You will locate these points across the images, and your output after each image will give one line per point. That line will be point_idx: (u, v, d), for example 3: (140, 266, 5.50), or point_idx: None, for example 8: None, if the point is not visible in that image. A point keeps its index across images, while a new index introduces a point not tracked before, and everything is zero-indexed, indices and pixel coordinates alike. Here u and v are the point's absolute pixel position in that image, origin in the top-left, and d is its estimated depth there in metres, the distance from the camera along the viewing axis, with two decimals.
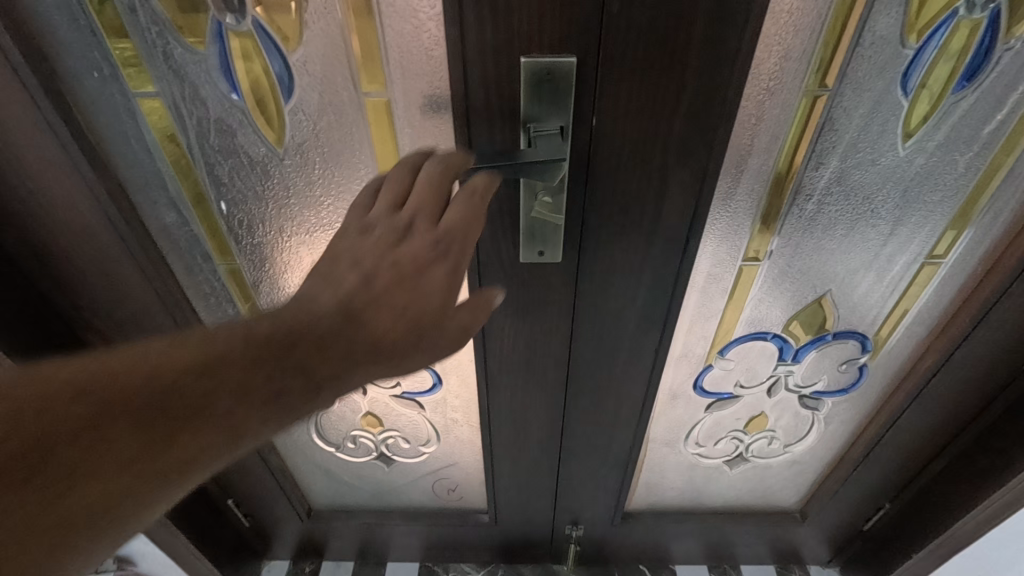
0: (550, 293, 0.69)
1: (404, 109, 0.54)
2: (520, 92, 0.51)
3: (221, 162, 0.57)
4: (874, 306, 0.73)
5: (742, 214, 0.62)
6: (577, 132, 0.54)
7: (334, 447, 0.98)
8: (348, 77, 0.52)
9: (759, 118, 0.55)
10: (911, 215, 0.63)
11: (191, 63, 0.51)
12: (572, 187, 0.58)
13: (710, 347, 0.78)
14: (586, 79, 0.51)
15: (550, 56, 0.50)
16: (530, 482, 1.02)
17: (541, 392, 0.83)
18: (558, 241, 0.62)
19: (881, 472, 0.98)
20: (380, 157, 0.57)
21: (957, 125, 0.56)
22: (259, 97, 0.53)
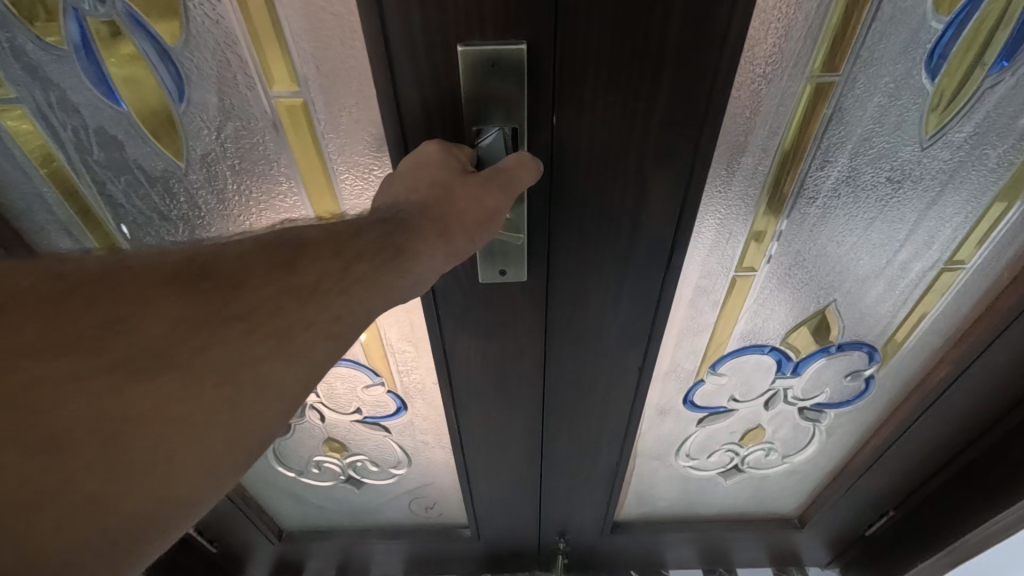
0: (516, 315, 0.61)
1: (326, 111, 0.47)
2: (461, 87, 0.43)
3: (112, 178, 0.54)
4: (884, 315, 0.65)
5: (734, 220, 0.54)
6: (535, 135, 0.45)
7: (296, 472, 0.95)
8: (252, 74, 0.45)
9: (753, 111, 0.45)
10: (931, 217, 0.54)
11: (53, 64, 0.46)
12: (534, 198, 0.50)
13: (701, 362, 0.70)
14: (541, 68, 0.42)
15: (494, 43, 0.41)
16: (512, 500, 0.95)
17: (515, 414, 0.76)
18: (521, 258, 0.54)
19: (886, 481, 0.92)
20: (303, 164, 0.51)
21: (991, 113, 0.46)
22: (143, 101, 0.47)
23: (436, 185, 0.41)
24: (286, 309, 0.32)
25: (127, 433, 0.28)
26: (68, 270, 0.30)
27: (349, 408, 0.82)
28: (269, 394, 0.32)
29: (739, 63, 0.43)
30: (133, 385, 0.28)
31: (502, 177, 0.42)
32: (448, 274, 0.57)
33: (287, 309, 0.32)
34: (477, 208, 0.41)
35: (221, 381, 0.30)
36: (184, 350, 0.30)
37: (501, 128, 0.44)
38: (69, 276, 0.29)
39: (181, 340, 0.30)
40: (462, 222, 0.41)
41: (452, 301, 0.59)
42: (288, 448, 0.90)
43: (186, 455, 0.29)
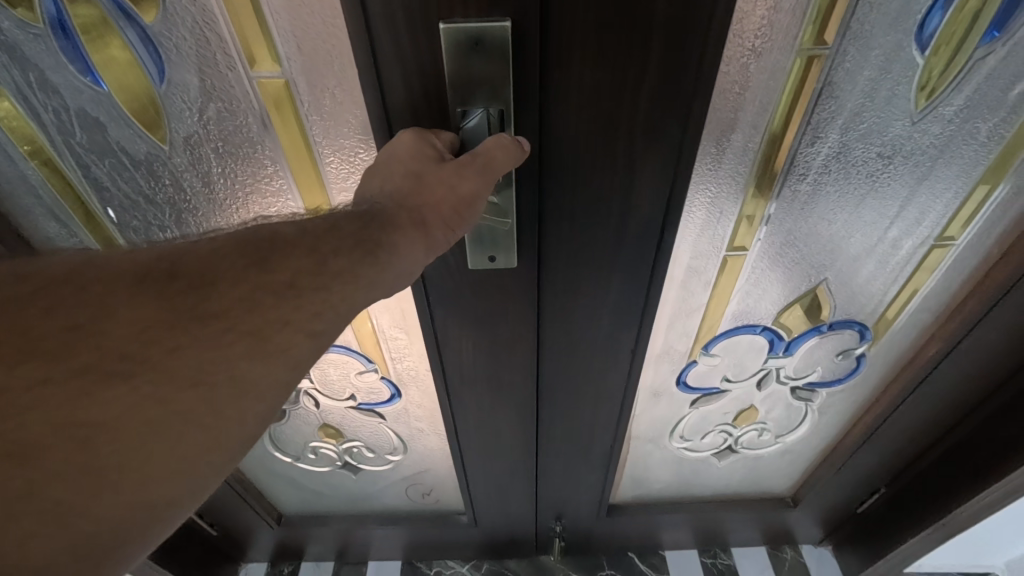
0: (507, 300, 0.61)
1: (309, 92, 0.46)
2: (445, 66, 0.42)
3: (95, 161, 0.53)
4: (876, 293, 0.65)
5: (725, 198, 0.53)
6: (521, 116, 0.45)
7: (293, 457, 0.96)
8: (231, 52, 0.44)
9: (744, 86, 0.45)
10: (924, 191, 0.54)
11: (32, 42, 0.45)
12: (523, 182, 0.49)
13: (693, 343, 0.70)
14: (526, 46, 0.41)
15: (479, 20, 0.40)
16: (508, 487, 0.96)
17: (509, 400, 0.76)
18: (509, 242, 0.53)
19: (877, 459, 0.93)
20: (287, 146, 0.50)
21: (982, 85, 0.46)
22: (122, 81, 0.46)
23: (409, 175, 0.41)
24: (262, 306, 0.32)
25: (102, 437, 0.28)
26: (45, 270, 0.30)
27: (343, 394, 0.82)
28: (251, 394, 0.32)
29: (728, 37, 0.42)
30: (102, 390, 0.28)
31: (479, 158, 0.41)
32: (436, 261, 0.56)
33: (264, 306, 0.32)
34: (453, 194, 0.40)
35: (196, 381, 0.30)
36: (157, 351, 0.30)
37: (487, 109, 0.44)
38: (35, 279, 0.30)
39: (155, 342, 0.30)
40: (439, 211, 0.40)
41: (441, 286, 0.59)
42: (282, 433, 0.91)
43: (165, 460, 0.30)
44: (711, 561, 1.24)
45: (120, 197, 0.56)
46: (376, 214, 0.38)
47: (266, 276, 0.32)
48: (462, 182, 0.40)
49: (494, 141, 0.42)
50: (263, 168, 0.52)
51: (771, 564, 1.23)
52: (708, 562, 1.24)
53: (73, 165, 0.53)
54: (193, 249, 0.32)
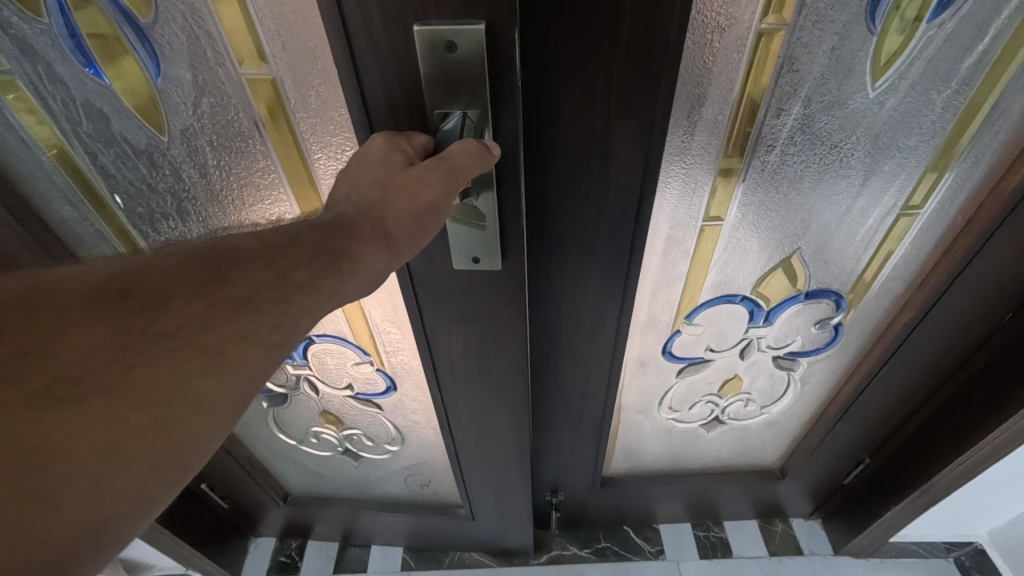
0: (494, 303, 0.63)
1: (296, 90, 0.50)
2: (421, 68, 0.44)
3: (102, 150, 0.57)
4: (849, 261, 0.68)
5: (699, 169, 0.57)
6: (499, 115, 0.46)
7: (297, 440, 1.01)
8: (221, 50, 0.48)
9: (711, 61, 0.48)
10: (886, 162, 0.57)
11: (41, 37, 0.49)
12: (504, 186, 0.51)
13: (676, 313, 0.74)
14: (500, 46, 0.43)
15: (454, 23, 0.41)
16: (501, 488, 0.99)
17: (498, 402, 0.79)
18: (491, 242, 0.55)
19: (859, 429, 0.97)
20: (276, 141, 0.54)
21: (934, 59, 0.49)
22: (123, 75, 0.51)
23: (375, 183, 0.41)
24: (216, 323, 0.33)
25: (52, 460, 0.29)
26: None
27: (341, 385, 0.87)
28: (206, 409, 0.34)
29: (691, 17, 0.46)
30: (57, 412, 0.30)
31: (441, 166, 0.41)
32: (422, 258, 0.59)
33: (223, 317, 0.34)
34: (415, 203, 0.41)
35: (151, 399, 0.32)
36: (110, 373, 0.31)
37: (465, 112, 0.45)
38: None
39: (105, 363, 0.31)
40: (401, 223, 0.41)
41: (430, 285, 0.62)
42: (286, 420, 0.96)
43: (120, 477, 0.32)
44: (704, 534, 1.28)
45: (125, 186, 0.61)
46: (340, 227, 0.39)
47: (224, 289, 0.34)
48: (423, 193, 0.41)
49: (457, 149, 0.42)
50: (254, 161, 0.56)
51: (762, 536, 1.27)
52: (701, 535, 1.28)
53: (80, 156, 0.58)
54: (146, 266, 0.33)
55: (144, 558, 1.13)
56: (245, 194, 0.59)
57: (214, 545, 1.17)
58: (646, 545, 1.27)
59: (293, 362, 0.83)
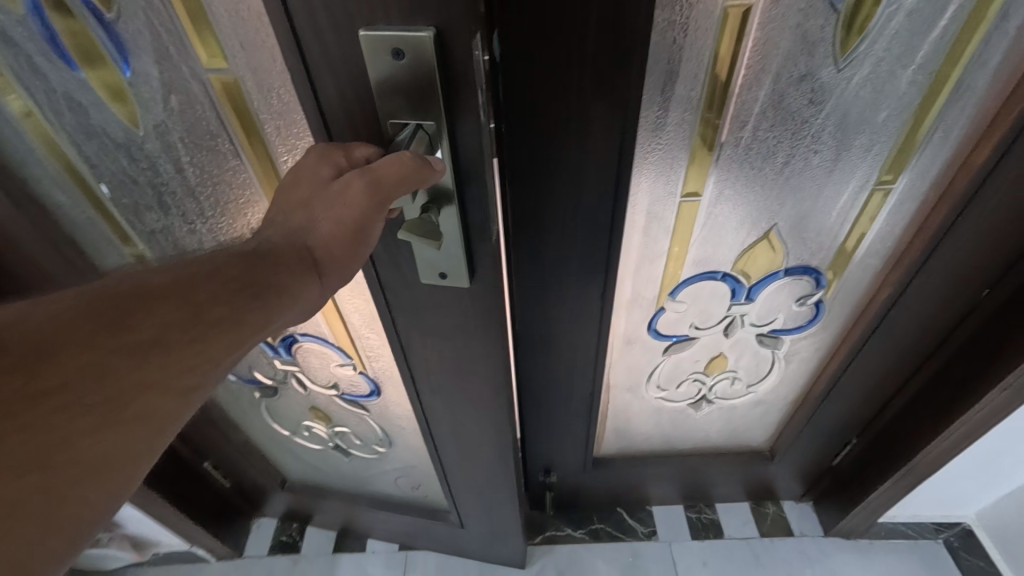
0: (465, 322, 0.64)
1: (258, 92, 0.53)
2: (371, 73, 0.42)
3: (86, 141, 0.61)
4: (827, 237, 0.70)
5: (676, 146, 0.59)
6: (456, 127, 0.45)
7: (290, 432, 1.04)
8: (185, 48, 0.51)
9: (681, 37, 0.51)
10: (854, 139, 0.59)
11: (18, 28, 0.51)
12: (465, 204, 0.50)
13: (659, 290, 0.76)
14: (451, 54, 0.41)
15: (399, 32, 0.39)
16: (485, 498, 1.00)
17: (477, 416, 0.80)
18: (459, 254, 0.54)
19: (845, 408, 0.99)
20: (243, 137, 0.58)
21: (898, 35, 0.51)
22: (95, 70, 0.53)
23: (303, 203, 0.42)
24: (120, 371, 0.33)
25: None
26: None
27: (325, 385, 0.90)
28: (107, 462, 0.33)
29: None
30: None
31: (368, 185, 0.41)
32: (393, 270, 0.59)
33: (126, 368, 0.33)
34: (343, 224, 0.42)
35: (45, 456, 0.30)
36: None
37: (419, 124, 0.44)
38: None
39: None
40: (333, 252, 0.43)
41: (403, 294, 0.62)
42: (278, 414, 1.00)
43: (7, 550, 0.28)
44: (696, 516, 1.29)
45: (107, 177, 0.64)
46: (256, 265, 0.40)
47: (115, 341, 0.33)
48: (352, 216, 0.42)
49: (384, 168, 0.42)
50: (224, 158, 0.60)
51: (754, 518, 1.29)
52: (693, 517, 1.30)
53: (65, 147, 0.61)
54: (31, 318, 0.31)
55: (148, 535, 1.16)
56: (219, 189, 0.63)
57: (217, 522, 1.21)
58: (639, 527, 1.29)
59: (281, 359, 0.86)
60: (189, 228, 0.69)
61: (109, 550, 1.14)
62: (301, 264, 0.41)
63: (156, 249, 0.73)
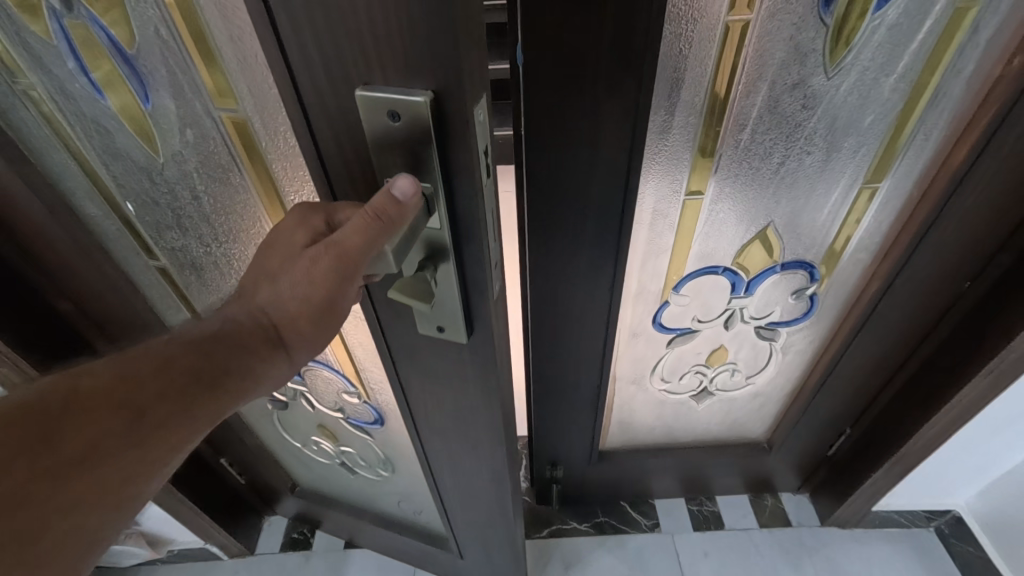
0: (461, 376, 0.64)
1: (265, 132, 0.57)
2: (366, 127, 0.42)
3: (113, 162, 0.65)
4: (819, 234, 0.76)
5: (680, 148, 0.64)
6: (454, 188, 0.44)
7: (301, 443, 1.08)
8: (198, 87, 0.54)
9: (686, 47, 0.56)
10: (842, 142, 0.65)
11: (53, 57, 0.56)
12: (461, 267, 0.50)
13: (664, 283, 0.81)
14: (448, 117, 0.39)
15: (396, 94, 0.39)
16: (484, 535, 0.99)
17: (475, 459, 0.79)
18: (457, 309, 0.53)
19: (840, 398, 1.04)
20: (253, 170, 0.62)
21: (881, 45, 0.56)
22: (121, 101, 0.57)
23: (285, 261, 0.46)
24: (101, 454, 0.36)
25: None
26: None
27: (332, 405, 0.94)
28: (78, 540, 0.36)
29: (666, 13, 0.53)
30: None
31: (333, 257, 0.43)
32: (393, 316, 0.60)
33: (103, 456, 0.36)
34: (314, 292, 0.45)
35: (30, 537, 0.33)
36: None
37: (416, 185, 0.44)
38: None
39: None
40: (299, 329, 0.46)
41: (403, 336, 0.62)
42: (288, 427, 1.05)
43: None
44: (697, 508, 1.34)
45: (131, 197, 0.69)
46: (227, 344, 0.43)
47: (54, 456, 0.34)
48: (318, 289, 0.45)
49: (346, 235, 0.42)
50: (234, 186, 0.65)
51: (753, 510, 1.33)
52: (695, 510, 1.34)
53: (94, 167, 0.66)
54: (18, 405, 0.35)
55: (164, 533, 1.19)
56: (232, 213, 0.68)
57: (232, 519, 1.24)
58: (642, 519, 1.33)
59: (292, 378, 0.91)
60: (208, 243, 0.73)
61: (126, 547, 1.17)
62: (262, 343, 0.45)
63: (176, 262, 0.77)
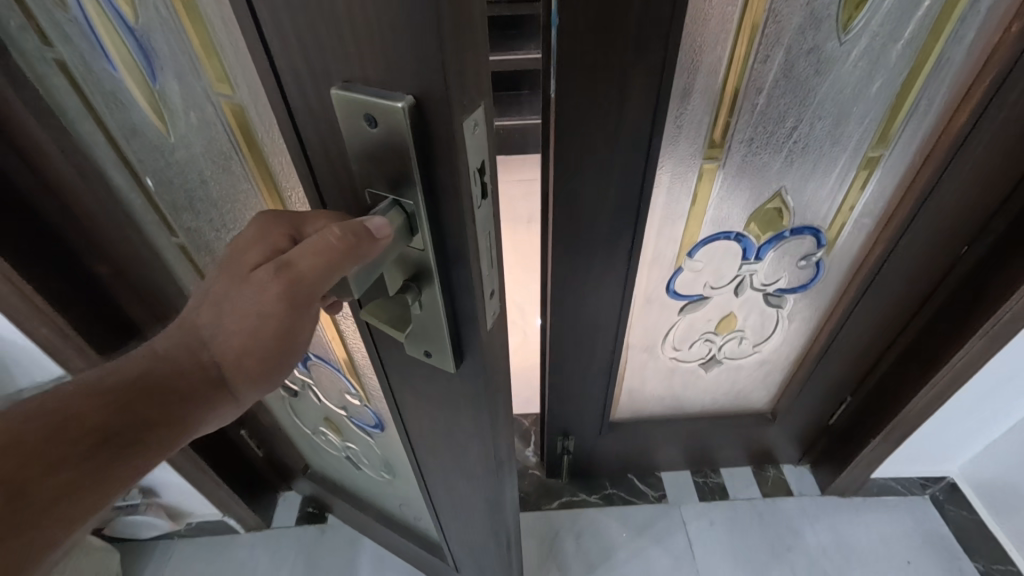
0: (456, 408, 0.56)
1: (262, 128, 0.52)
2: (344, 131, 0.36)
3: (132, 138, 0.65)
4: (826, 200, 0.80)
5: (700, 111, 0.68)
6: (441, 206, 0.38)
7: (310, 432, 1.10)
8: (197, 71, 0.51)
9: (708, 12, 0.59)
10: (851, 108, 0.69)
11: (72, 28, 0.54)
12: (452, 297, 0.43)
13: (679, 249, 0.85)
14: (432, 123, 0.34)
15: (375, 96, 0.33)
16: (482, 560, 0.92)
17: (469, 490, 0.72)
18: (445, 340, 0.46)
19: (842, 366, 1.08)
20: (254, 163, 0.58)
21: (890, 12, 0.60)
22: (132, 78, 0.55)
23: (242, 275, 0.40)
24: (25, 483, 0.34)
25: None
26: None
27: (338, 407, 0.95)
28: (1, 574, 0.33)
29: None
30: None
31: (286, 287, 0.39)
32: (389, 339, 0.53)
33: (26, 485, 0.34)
34: (270, 315, 0.40)
35: None
36: None
37: (400, 201, 0.38)
38: None
39: None
40: (243, 367, 0.41)
41: (393, 359, 0.56)
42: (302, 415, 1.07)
43: None
44: (702, 479, 1.38)
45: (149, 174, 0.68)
46: (172, 365, 0.39)
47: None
48: (272, 315, 0.39)
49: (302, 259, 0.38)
50: (236, 176, 0.61)
51: (756, 481, 1.37)
52: (700, 481, 1.38)
53: (116, 142, 0.66)
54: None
55: (185, 505, 1.21)
56: (235, 201, 0.65)
57: (249, 491, 1.26)
58: (649, 491, 1.37)
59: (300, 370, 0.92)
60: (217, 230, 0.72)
61: (147, 518, 1.19)
62: (202, 386, 0.40)
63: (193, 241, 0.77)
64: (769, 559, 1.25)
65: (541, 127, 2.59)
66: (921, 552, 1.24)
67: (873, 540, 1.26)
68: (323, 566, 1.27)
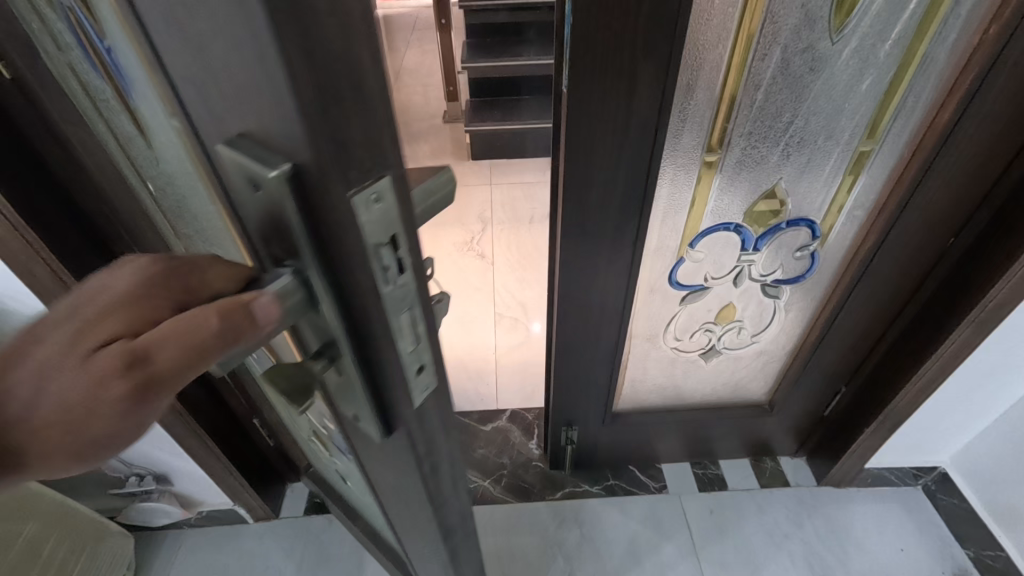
0: (388, 462, 0.51)
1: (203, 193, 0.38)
2: (233, 188, 0.31)
3: (135, 151, 0.60)
4: (820, 192, 0.84)
5: (702, 106, 0.72)
6: (346, 280, 0.33)
7: (306, 440, 1.02)
8: (143, 102, 0.40)
9: (710, 13, 0.64)
10: (843, 104, 0.74)
11: (66, 35, 0.49)
12: (367, 370, 0.38)
13: (681, 239, 0.89)
14: (326, 191, 0.29)
15: (252, 162, 0.28)
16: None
17: (416, 533, 0.65)
18: (367, 412, 0.41)
19: (836, 357, 1.13)
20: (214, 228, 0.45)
21: (878, 14, 0.65)
22: (115, 95, 0.48)
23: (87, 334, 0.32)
24: None
25: None
26: None
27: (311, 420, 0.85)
28: None
29: None
30: None
31: (133, 376, 0.31)
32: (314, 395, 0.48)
33: None
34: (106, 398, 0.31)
35: None
36: None
37: (298, 271, 0.32)
38: None
39: None
40: (53, 450, 0.31)
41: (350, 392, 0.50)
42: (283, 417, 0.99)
43: None
44: (702, 471, 1.42)
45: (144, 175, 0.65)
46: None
47: None
48: (110, 400, 0.31)
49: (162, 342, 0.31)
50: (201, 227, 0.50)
51: (754, 472, 1.41)
52: (699, 473, 1.42)
53: (129, 151, 0.62)
54: None
55: (196, 494, 1.24)
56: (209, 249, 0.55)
57: (260, 480, 1.29)
58: (650, 482, 1.40)
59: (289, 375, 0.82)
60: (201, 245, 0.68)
61: (160, 505, 1.22)
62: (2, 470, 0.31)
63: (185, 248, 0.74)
64: (768, 547, 1.28)
65: (542, 131, 2.65)
66: (915, 541, 1.28)
67: (868, 530, 1.30)
68: (330, 555, 1.29)
